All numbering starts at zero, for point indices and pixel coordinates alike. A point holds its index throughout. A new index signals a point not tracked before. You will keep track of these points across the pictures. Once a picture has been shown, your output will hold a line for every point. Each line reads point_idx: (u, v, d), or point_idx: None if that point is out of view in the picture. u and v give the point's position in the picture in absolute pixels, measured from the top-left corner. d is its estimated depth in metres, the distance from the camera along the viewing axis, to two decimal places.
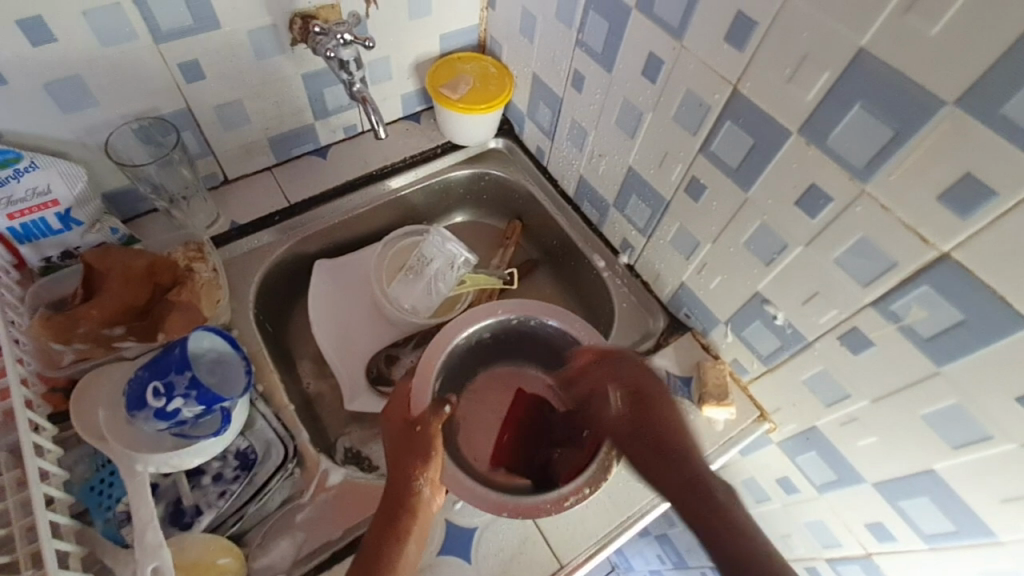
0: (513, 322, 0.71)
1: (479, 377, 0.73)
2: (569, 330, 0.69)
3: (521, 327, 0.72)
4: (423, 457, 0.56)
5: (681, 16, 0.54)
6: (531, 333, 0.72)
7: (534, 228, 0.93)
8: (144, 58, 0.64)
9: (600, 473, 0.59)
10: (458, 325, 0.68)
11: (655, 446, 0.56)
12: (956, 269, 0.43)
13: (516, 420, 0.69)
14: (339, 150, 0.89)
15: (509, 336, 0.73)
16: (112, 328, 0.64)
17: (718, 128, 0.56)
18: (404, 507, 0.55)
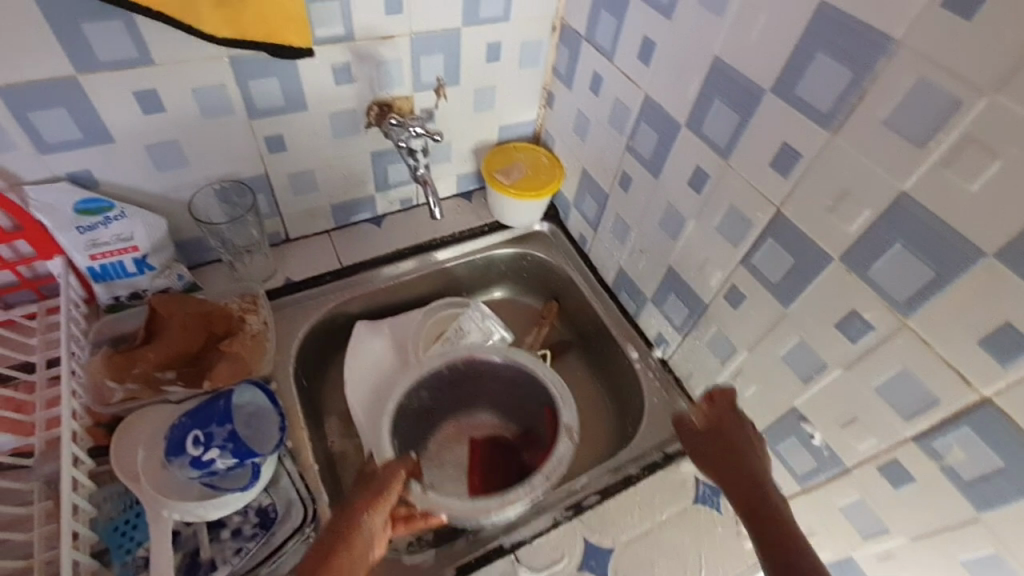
0: (463, 364, 0.79)
1: (442, 425, 0.83)
2: (511, 363, 0.78)
3: (473, 366, 0.80)
4: (375, 493, 0.57)
5: (728, 138, 0.57)
6: (484, 373, 0.80)
7: (570, 310, 0.96)
8: (236, 130, 0.71)
9: (567, 450, 0.68)
10: (407, 373, 0.75)
11: (743, 485, 0.52)
12: (999, 417, 0.43)
13: (483, 462, 0.80)
14: (393, 220, 0.94)
15: (462, 375, 0.80)
16: (164, 371, 0.68)
17: (759, 244, 0.57)
18: (353, 529, 0.52)
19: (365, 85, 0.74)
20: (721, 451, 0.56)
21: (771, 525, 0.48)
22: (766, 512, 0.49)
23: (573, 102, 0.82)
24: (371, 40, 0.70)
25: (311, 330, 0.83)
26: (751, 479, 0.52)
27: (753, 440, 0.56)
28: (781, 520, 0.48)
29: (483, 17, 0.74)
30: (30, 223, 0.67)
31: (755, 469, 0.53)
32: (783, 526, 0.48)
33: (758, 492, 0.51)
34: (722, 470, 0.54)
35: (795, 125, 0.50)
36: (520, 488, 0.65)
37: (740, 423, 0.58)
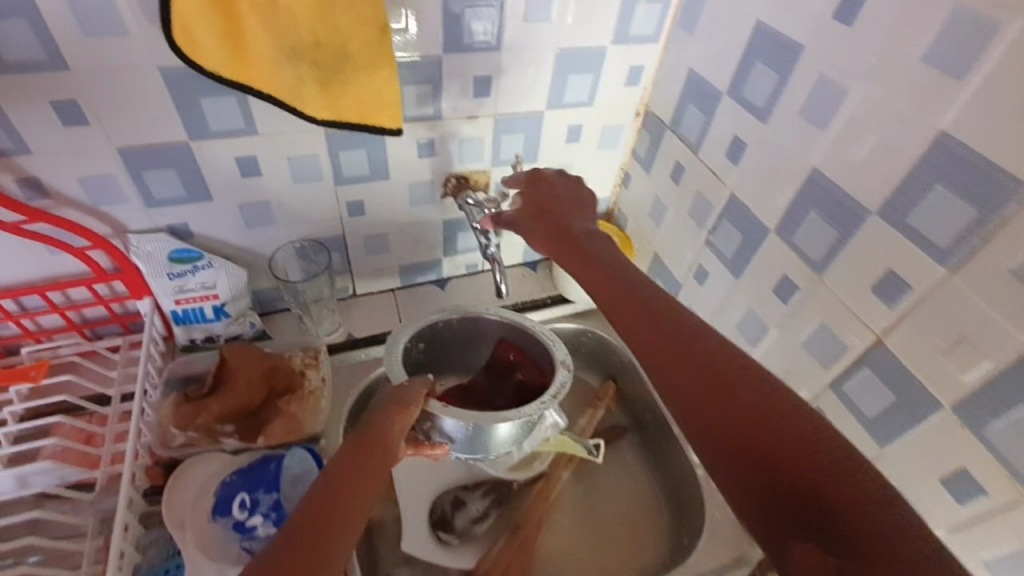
0: (455, 319, 0.74)
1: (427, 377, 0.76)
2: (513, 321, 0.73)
3: (461, 322, 0.75)
4: (403, 404, 0.58)
5: (823, 254, 0.54)
6: (466, 326, 0.75)
7: (628, 394, 0.91)
8: (322, 195, 0.75)
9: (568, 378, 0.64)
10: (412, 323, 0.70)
11: (686, 359, 0.44)
12: None
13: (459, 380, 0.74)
14: (457, 284, 0.95)
15: (443, 332, 0.75)
16: (224, 423, 0.69)
17: (852, 371, 0.53)
18: (380, 444, 0.54)
19: (446, 160, 0.76)
20: (632, 306, 0.49)
21: (752, 399, 0.40)
22: (734, 377, 0.42)
23: (650, 187, 0.81)
24: (457, 120, 0.72)
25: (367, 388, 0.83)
26: (680, 341, 0.45)
27: (612, 253, 0.55)
28: (737, 377, 0.42)
29: (567, 102, 0.75)
30: (128, 266, 0.72)
31: (657, 318, 0.47)
32: (765, 405, 0.40)
33: (676, 336, 0.45)
34: (595, 260, 0.54)
35: (904, 253, 0.46)
36: (529, 405, 0.62)
37: (562, 224, 0.60)
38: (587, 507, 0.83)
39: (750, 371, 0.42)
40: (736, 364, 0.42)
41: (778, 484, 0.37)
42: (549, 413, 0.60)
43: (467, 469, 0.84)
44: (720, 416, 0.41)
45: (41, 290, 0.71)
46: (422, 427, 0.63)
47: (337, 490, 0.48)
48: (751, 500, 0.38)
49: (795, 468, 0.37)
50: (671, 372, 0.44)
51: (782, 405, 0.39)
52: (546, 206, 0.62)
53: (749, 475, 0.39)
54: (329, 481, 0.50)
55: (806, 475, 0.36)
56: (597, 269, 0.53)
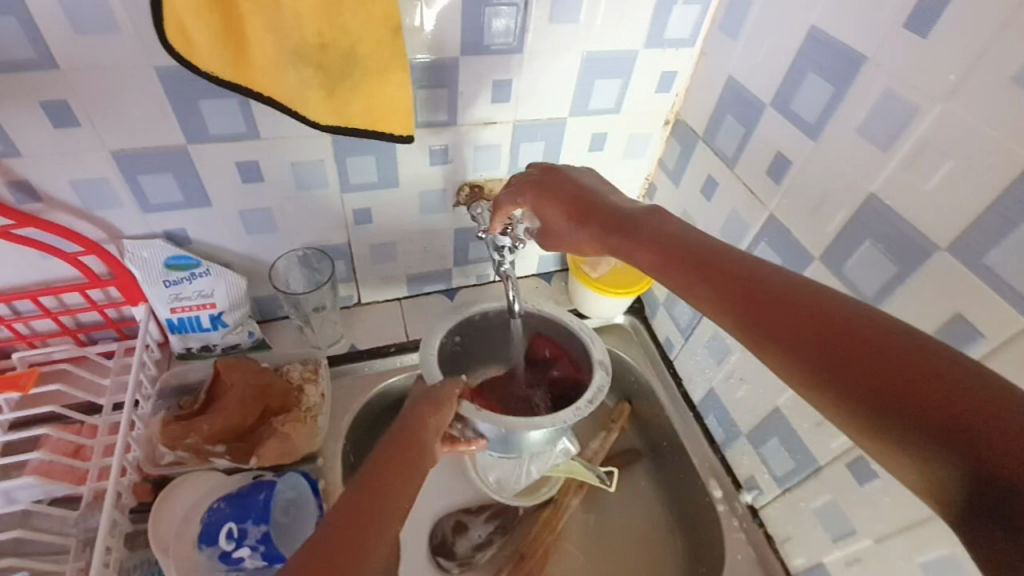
0: (484, 314, 0.72)
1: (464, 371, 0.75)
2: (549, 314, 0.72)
3: (491, 317, 0.73)
4: (436, 403, 0.57)
5: (878, 289, 0.49)
6: (496, 320, 0.73)
7: (643, 416, 0.86)
8: (329, 202, 0.70)
9: (605, 379, 0.64)
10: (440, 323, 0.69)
11: (826, 342, 0.33)
12: None
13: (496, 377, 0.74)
14: (467, 294, 0.90)
15: (476, 328, 0.73)
16: (214, 444, 0.65)
17: None
18: (416, 440, 0.54)
19: (460, 167, 0.71)
20: (727, 288, 0.39)
21: (942, 383, 0.29)
22: (898, 355, 0.31)
23: (678, 200, 0.75)
24: (473, 126, 0.67)
25: (368, 403, 0.79)
26: (815, 317, 0.35)
27: (682, 229, 0.45)
28: (904, 353, 0.31)
29: (593, 108, 0.70)
30: (125, 274, 0.69)
31: (772, 298, 0.37)
32: (955, 384, 0.29)
33: (805, 317, 0.35)
34: (668, 247, 0.44)
35: (967, 296, 0.43)
36: (564, 412, 0.61)
37: (613, 210, 0.51)
38: (597, 538, 0.79)
39: (916, 342, 0.31)
40: (899, 339, 0.32)
41: (1001, 501, 0.26)
42: (583, 420, 0.60)
43: (472, 492, 0.80)
44: (896, 410, 0.30)
45: (34, 295, 0.68)
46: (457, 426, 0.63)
47: (372, 491, 0.47)
48: (982, 521, 0.27)
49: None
50: (818, 364, 0.33)
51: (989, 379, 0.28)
52: (597, 199, 0.53)
53: (965, 485, 0.27)
54: (364, 480, 0.48)
55: None
56: (670, 255, 0.44)
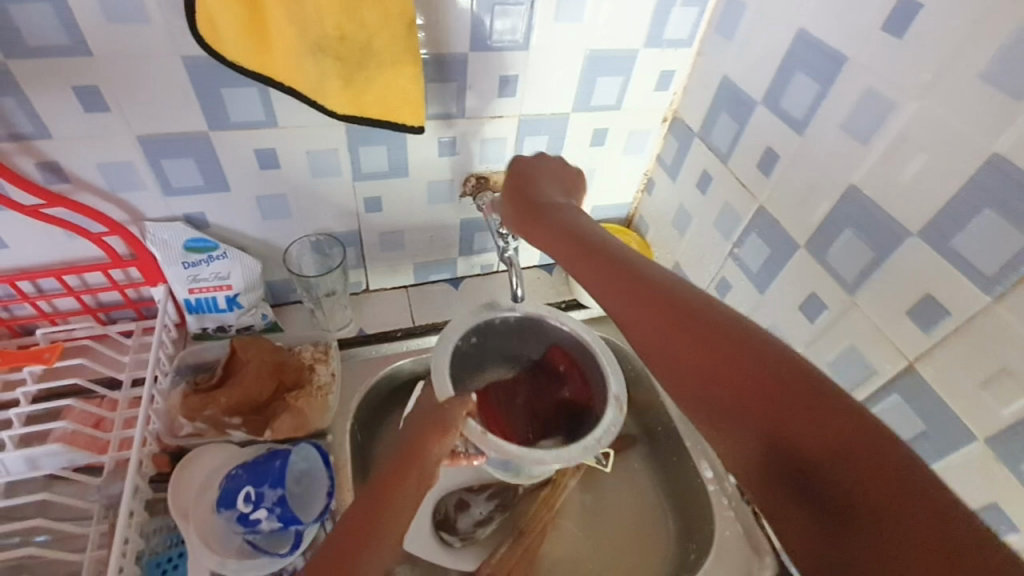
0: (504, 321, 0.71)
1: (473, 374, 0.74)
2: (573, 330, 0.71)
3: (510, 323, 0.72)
4: (442, 428, 0.55)
5: (857, 276, 0.55)
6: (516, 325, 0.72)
7: (639, 404, 0.89)
8: (342, 190, 0.74)
9: (617, 420, 0.64)
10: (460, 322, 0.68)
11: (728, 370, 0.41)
12: None
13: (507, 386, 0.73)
14: (472, 283, 0.94)
15: (492, 329, 0.72)
16: (231, 416, 0.68)
17: (883, 398, 0.55)
18: (416, 459, 0.53)
19: (467, 160, 0.75)
20: (628, 284, 0.48)
21: (774, 378, 0.40)
22: (751, 359, 0.41)
23: (675, 194, 0.79)
24: (480, 120, 0.71)
25: (375, 384, 0.81)
26: (728, 348, 0.42)
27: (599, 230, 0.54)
28: (750, 354, 0.41)
29: (595, 105, 0.73)
30: (145, 255, 0.72)
31: (699, 330, 0.44)
32: (785, 386, 0.39)
33: (724, 350, 0.43)
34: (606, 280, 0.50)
35: (937, 276, 0.47)
36: (570, 449, 0.62)
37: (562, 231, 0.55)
38: (592, 517, 0.82)
39: (766, 351, 0.41)
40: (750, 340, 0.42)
41: (799, 469, 0.37)
42: (588, 460, 0.62)
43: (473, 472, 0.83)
44: (740, 402, 0.41)
45: (58, 274, 0.71)
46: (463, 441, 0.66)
47: (365, 518, 0.49)
48: (785, 486, 0.38)
49: (820, 449, 0.36)
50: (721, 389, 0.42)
51: (802, 374, 0.39)
52: (536, 188, 0.60)
53: (773, 454, 0.39)
54: (359, 506, 0.50)
55: (839, 457, 0.36)
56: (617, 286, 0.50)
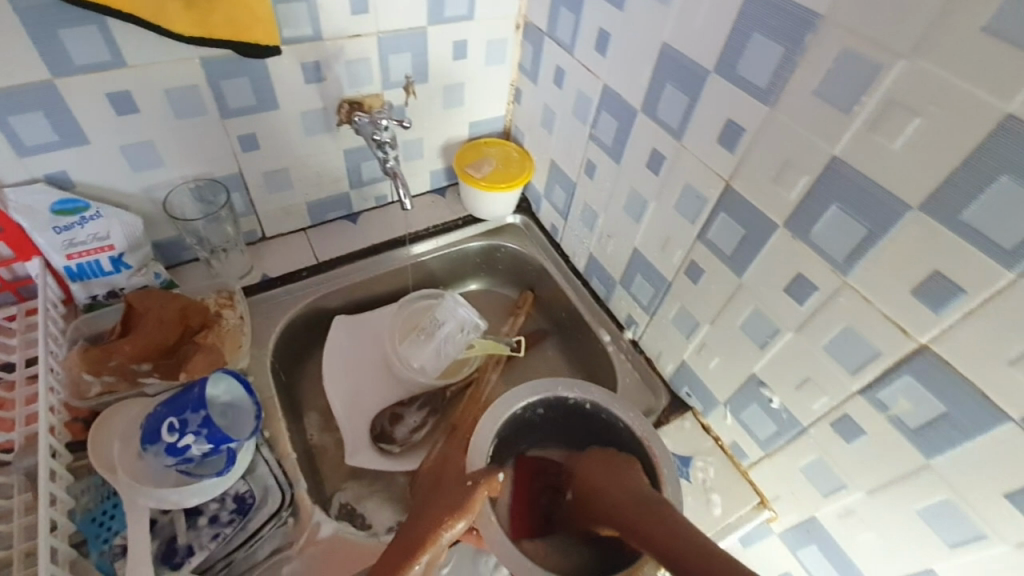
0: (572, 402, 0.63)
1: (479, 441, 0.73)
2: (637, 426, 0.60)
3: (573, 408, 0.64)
4: (451, 508, 0.51)
5: (680, 120, 0.60)
6: (579, 412, 0.64)
7: (545, 300, 0.97)
8: (211, 129, 0.73)
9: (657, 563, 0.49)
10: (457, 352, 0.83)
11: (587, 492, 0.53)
12: (957, 382, 0.43)
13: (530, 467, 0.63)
14: (369, 217, 0.96)
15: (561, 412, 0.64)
16: (140, 363, 0.68)
17: (713, 219, 0.60)
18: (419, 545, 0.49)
19: (334, 85, 0.77)
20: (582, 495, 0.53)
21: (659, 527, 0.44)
22: (637, 515, 0.47)
23: (539, 97, 0.85)
24: (338, 40, 0.72)
25: (290, 324, 0.84)
26: (617, 479, 0.52)
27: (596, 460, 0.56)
28: (645, 514, 0.46)
29: (448, 16, 0.77)
30: (10, 226, 0.67)
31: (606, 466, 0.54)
32: (657, 521, 0.45)
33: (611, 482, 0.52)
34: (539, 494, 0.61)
35: (736, 101, 0.52)
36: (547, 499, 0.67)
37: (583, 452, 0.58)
38: None
39: (650, 509, 0.47)
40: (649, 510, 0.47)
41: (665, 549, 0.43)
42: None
43: (400, 387, 0.88)
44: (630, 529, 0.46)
45: None
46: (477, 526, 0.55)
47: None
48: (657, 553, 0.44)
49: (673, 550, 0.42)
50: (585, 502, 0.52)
51: (674, 526, 0.44)
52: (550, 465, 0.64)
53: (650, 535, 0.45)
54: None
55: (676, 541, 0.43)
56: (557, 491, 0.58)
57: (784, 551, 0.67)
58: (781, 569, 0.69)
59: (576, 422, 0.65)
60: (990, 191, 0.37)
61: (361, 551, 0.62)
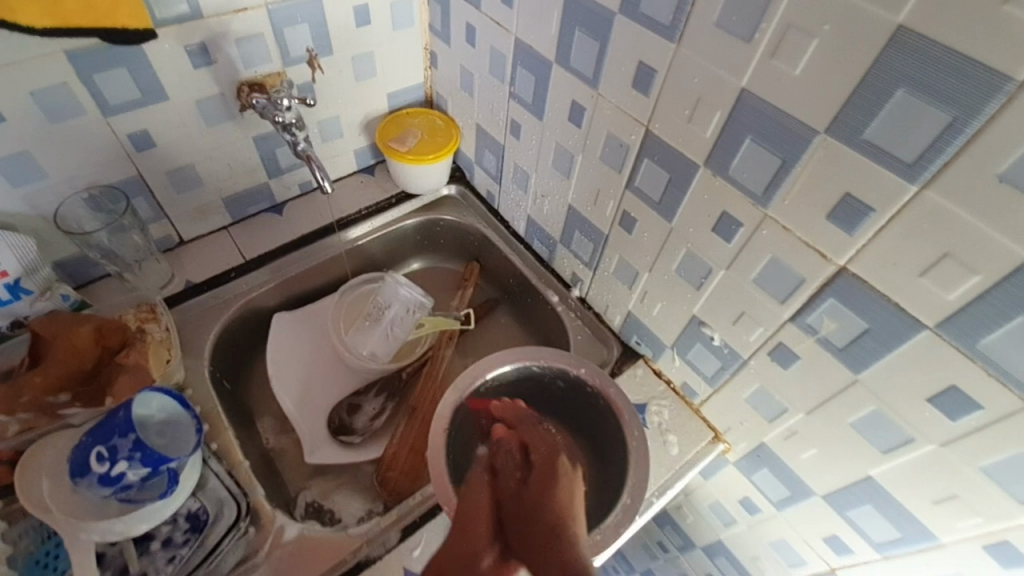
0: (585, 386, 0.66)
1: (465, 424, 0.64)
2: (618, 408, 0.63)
3: (574, 393, 0.67)
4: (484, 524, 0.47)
5: (594, 68, 0.58)
6: (579, 398, 0.67)
7: (491, 268, 0.95)
8: (95, 130, 0.66)
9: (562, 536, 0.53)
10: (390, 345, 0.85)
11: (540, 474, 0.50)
12: (875, 298, 0.44)
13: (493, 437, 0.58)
14: (295, 206, 0.91)
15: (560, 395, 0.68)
16: (56, 395, 0.62)
17: (639, 165, 0.59)
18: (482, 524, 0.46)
19: (228, 65, 0.71)
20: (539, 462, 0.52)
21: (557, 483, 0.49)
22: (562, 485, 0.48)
23: (454, 58, 0.81)
24: (222, 16, 0.66)
25: (225, 329, 0.79)
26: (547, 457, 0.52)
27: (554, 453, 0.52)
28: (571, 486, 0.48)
29: None
30: None
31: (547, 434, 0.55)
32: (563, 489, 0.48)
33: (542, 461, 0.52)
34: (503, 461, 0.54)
35: (646, 43, 0.51)
36: None
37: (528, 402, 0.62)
38: None
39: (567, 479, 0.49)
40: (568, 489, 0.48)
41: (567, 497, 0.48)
42: None
43: (354, 378, 0.86)
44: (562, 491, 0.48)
45: None
46: (413, 509, 0.63)
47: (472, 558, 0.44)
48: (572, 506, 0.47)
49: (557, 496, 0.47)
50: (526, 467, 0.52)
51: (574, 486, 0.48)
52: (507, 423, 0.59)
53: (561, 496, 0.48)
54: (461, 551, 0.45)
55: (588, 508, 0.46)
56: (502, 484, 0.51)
57: (740, 476, 0.70)
58: (740, 494, 0.73)
59: (578, 405, 0.67)
60: (887, 107, 0.37)
61: (329, 548, 0.61)
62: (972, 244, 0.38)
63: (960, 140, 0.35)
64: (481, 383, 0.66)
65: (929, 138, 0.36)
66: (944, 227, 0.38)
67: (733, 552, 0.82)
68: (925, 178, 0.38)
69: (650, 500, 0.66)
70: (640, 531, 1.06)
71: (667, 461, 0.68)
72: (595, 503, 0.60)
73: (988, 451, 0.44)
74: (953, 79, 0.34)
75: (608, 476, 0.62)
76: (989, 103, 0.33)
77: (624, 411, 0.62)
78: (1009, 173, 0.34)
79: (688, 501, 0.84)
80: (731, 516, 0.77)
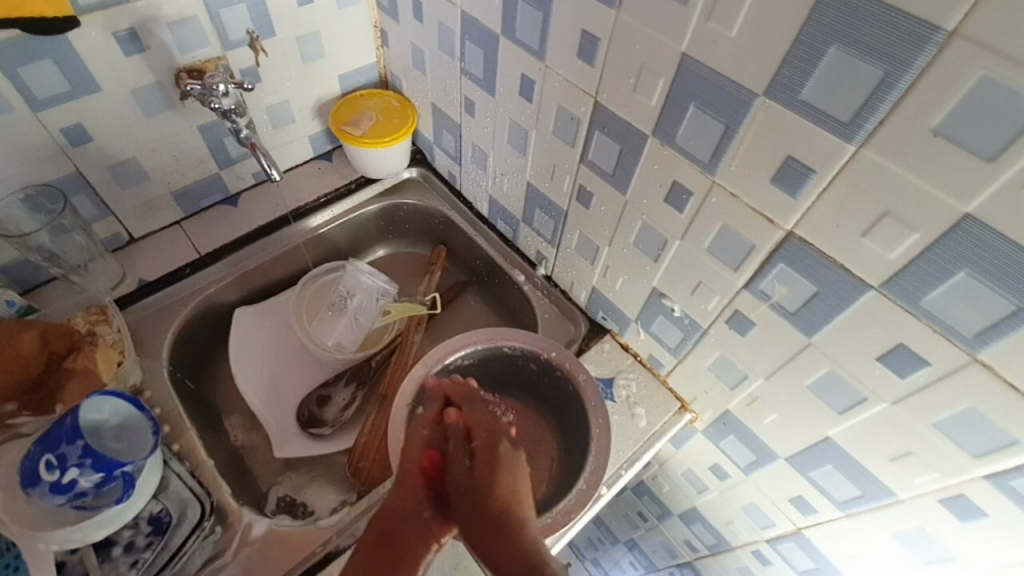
0: (557, 372, 0.65)
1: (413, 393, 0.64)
2: (586, 395, 0.62)
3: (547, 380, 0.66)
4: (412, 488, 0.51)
5: (540, 39, 0.56)
6: (551, 384, 0.66)
7: (457, 251, 0.94)
8: (24, 128, 0.63)
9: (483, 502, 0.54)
10: (354, 334, 0.84)
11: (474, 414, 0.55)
12: (823, 261, 0.44)
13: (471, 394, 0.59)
14: (250, 196, 0.88)
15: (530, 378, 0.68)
16: (3, 405, 0.61)
17: (591, 138, 0.58)
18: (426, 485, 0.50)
19: (161, 51, 0.67)
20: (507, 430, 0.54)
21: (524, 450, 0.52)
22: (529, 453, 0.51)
23: (404, 35, 0.79)
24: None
25: (183, 327, 0.77)
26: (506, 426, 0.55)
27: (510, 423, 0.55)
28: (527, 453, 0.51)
29: None
30: None
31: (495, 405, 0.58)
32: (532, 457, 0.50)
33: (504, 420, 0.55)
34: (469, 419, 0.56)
35: (588, 10, 0.49)
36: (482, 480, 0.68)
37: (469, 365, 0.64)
38: None
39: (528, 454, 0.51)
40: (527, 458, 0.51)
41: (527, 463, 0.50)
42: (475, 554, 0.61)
43: (321, 369, 0.84)
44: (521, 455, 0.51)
45: None
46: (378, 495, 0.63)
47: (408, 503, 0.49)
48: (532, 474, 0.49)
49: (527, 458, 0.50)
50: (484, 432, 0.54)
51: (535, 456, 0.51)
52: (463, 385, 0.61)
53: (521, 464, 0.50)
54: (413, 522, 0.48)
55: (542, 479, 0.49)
56: None
57: (708, 444, 0.71)
58: (710, 461, 0.74)
59: (547, 391, 0.67)
60: (822, 64, 0.36)
61: (299, 540, 0.61)
62: (911, 200, 0.37)
63: (893, 96, 0.35)
64: (447, 362, 0.66)
65: (864, 95, 0.36)
66: (883, 185, 0.38)
67: (708, 518, 0.83)
68: (862, 137, 0.37)
69: (618, 474, 0.66)
70: (620, 502, 1.07)
71: (635, 433, 0.68)
72: (559, 480, 0.61)
73: (936, 407, 0.44)
74: (885, 32, 0.33)
75: (575, 454, 0.62)
76: (919, 56, 0.32)
77: (588, 389, 0.63)
78: (943, 127, 0.33)
79: (662, 471, 0.84)
80: (703, 483, 0.78)
